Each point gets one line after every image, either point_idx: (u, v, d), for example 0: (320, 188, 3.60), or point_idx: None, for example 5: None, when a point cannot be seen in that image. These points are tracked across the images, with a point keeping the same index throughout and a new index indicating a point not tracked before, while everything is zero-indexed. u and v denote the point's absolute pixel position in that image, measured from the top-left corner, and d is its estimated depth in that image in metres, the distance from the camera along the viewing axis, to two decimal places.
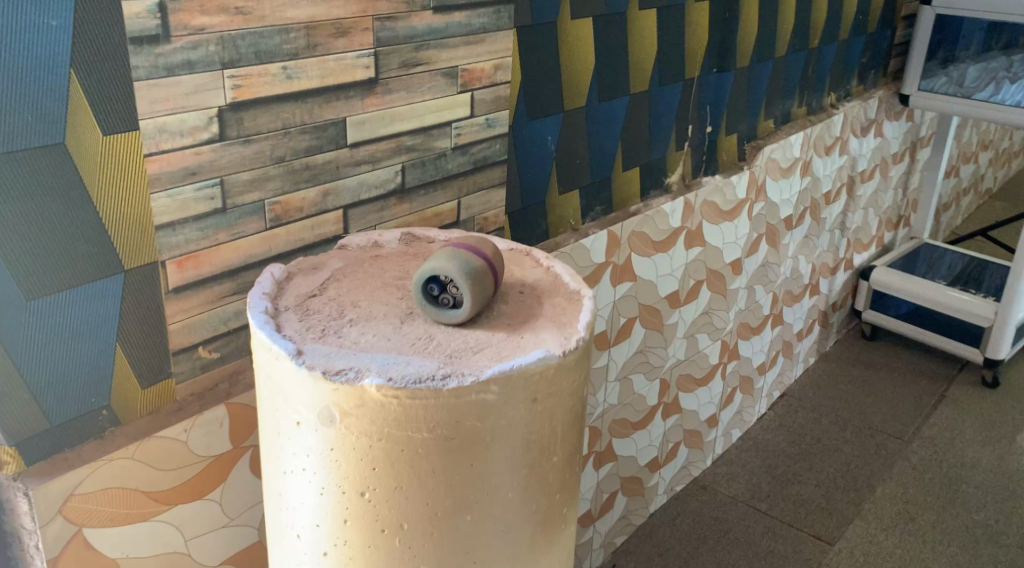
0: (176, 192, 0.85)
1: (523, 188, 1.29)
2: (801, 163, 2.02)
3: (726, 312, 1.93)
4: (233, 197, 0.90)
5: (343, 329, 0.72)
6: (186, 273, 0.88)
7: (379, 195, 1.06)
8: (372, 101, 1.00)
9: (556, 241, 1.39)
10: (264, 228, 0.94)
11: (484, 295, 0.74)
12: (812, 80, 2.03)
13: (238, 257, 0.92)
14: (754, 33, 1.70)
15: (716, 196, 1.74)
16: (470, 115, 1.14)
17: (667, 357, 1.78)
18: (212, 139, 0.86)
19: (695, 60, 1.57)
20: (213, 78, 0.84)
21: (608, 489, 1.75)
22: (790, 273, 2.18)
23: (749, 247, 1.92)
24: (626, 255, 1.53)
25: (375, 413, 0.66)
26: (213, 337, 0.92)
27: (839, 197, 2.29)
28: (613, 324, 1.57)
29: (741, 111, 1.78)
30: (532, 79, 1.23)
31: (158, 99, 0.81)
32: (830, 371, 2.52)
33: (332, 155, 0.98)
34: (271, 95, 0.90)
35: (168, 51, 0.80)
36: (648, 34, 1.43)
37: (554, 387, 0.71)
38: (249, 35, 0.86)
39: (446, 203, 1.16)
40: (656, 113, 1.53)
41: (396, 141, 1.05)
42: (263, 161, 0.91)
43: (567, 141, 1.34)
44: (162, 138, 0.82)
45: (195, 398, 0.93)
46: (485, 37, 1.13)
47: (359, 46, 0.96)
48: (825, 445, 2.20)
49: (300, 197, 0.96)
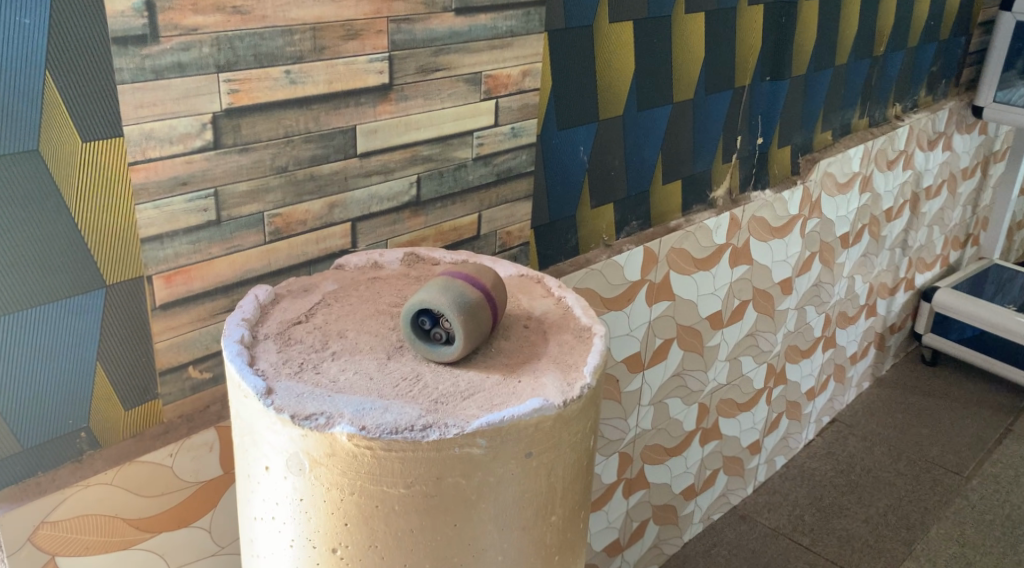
0: (165, 203, 0.79)
1: (552, 202, 1.22)
2: (860, 177, 1.90)
3: (773, 333, 1.82)
4: (229, 209, 0.84)
5: (323, 365, 0.65)
6: (175, 288, 0.82)
7: (391, 208, 0.99)
8: (385, 108, 0.94)
9: (587, 258, 1.31)
10: (263, 242, 0.88)
11: (480, 331, 0.66)
12: (876, 89, 1.90)
13: (234, 272, 0.86)
14: (813, 39, 1.59)
15: (765, 212, 1.63)
16: (494, 124, 1.07)
17: (707, 381, 1.68)
18: (206, 147, 0.80)
19: (747, 67, 1.47)
20: (207, 82, 0.78)
21: (639, 518, 1.66)
22: (845, 293, 2.06)
23: (800, 266, 1.81)
24: (663, 272, 1.44)
25: (348, 464, 0.58)
26: (205, 355, 0.87)
27: (901, 214, 2.16)
28: (647, 345, 1.48)
29: (797, 121, 1.67)
30: (564, 86, 1.15)
31: (144, 103, 0.75)
32: (884, 397, 2.38)
33: (340, 165, 0.92)
34: (272, 100, 0.83)
35: (156, 52, 0.74)
36: (696, 39, 1.34)
37: (553, 440, 0.63)
38: (247, 37, 0.79)
39: (466, 217, 1.09)
40: (702, 124, 1.43)
41: (411, 151, 0.98)
42: (263, 171, 0.85)
43: (602, 152, 1.25)
44: (149, 145, 0.77)
45: (184, 419, 0.87)
46: (512, 41, 1.05)
47: (372, 49, 0.90)
48: (876, 478, 2.07)
49: (304, 209, 0.90)
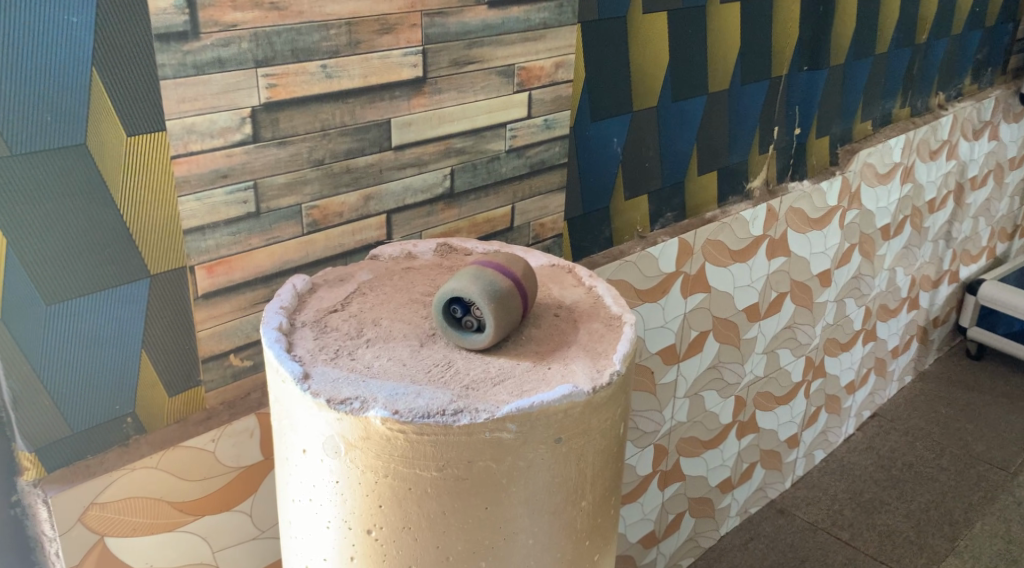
0: (206, 195, 0.81)
1: (586, 194, 1.22)
2: (901, 168, 1.87)
3: (811, 326, 1.81)
4: (268, 201, 0.86)
5: (357, 351, 0.67)
6: (216, 278, 0.85)
7: (425, 200, 1.01)
8: (419, 101, 0.95)
9: (621, 249, 1.31)
10: (301, 233, 0.90)
11: (511, 319, 0.67)
12: (918, 78, 1.87)
13: (272, 263, 0.88)
14: (852, 27, 1.57)
15: (804, 203, 1.62)
16: (528, 116, 1.08)
17: (744, 374, 1.67)
18: (245, 140, 0.82)
19: (783, 57, 1.46)
20: (246, 76, 0.80)
21: (675, 510, 1.66)
22: (886, 285, 2.03)
23: (839, 258, 1.79)
24: (698, 264, 1.44)
25: (382, 447, 0.60)
26: (245, 344, 0.89)
27: (944, 205, 2.12)
28: (683, 336, 1.48)
29: (836, 111, 1.65)
30: (598, 78, 1.16)
31: (186, 98, 0.78)
32: (928, 392, 2.34)
33: (375, 158, 0.93)
34: (309, 94, 0.85)
35: (197, 48, 0.77)
36: (732, 30, 1.33)
37: (583, 425, 0.63)
38: (285, 32, 0.81)
39: (499, 208, 1.10)
40: (739, 115, 1.43)
41: (445, 143, 1.00)
42: (300, 164, 0.87)
43: (636, 144, 1.26)
44: (190, 139, 0.79)
45: (225, 406, 0.90)
46: (546, 32, 1.06)
47: (406, 43, 0.91)
48: (918, 473, 2.04)
49: (340, 201, 0.92)
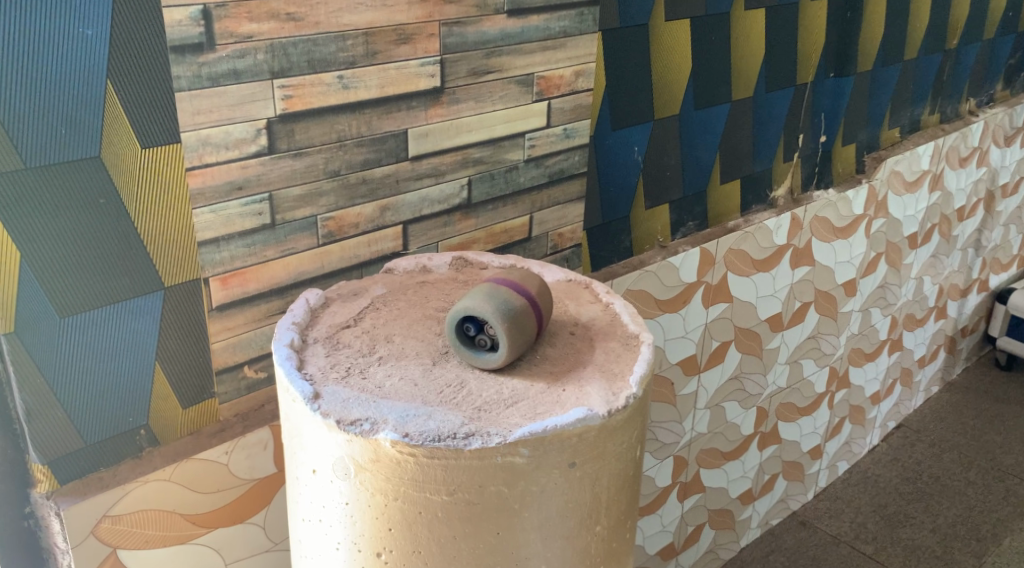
0: (221, 207, 0.81)
1: (605, 204, 1.20)
2: (930, 175, 1.83)
3: (836, 336, 1.78)
4: (283, 213, 0.86)
5: (369, 370, 0.66)
6: (231, 290, 0.84)
7: (442, 210, 1.00)
8: (436, 111, 0.94)
9: (641, 259, 1.29)
10: (317, 244, 0.90)
11: (525, 339, 0.66)
12: (948, 84, 1.83)
13: (287, 274, 0.88)
14: (880, 32, 1.54)
15: (828, 211, 1.59)
16: (547, 125, 1.07)
17: (766, 385, 1.65)
18: (261, 152, 0.82)
19: (809, 64, 1.44)
20: (262, 88, 0.80)
21: (694, 522, 1.64)
22: (913, 294, 1.99)
23: (865, 267, 1.76)
24: (720, 273, 1.42)
25: (391, 470, 0.59)
26: (259, 356, 0.89)
27: (974, 213, 2.09)
28: (703, 347, 1.46)
29: (863, 118, 1.62)
30: (619, 86, 1.14)
31: (201, 110, 0.77)
32: (955, 403, 2.30)
33: (391, 168, 0.93)
34: (325, 105, 0.85)
35: (213, 60, 0.76)
36: (756, 37, 1.31)
37: (598, 450, 0.62)
38: (301, 43, 0.81)
39: (517, 218, 1.09)
40: (763, 123, 1.40)
41: (462, 153, 0.99)
42: (316, 175, 0.87)
43: (657, 153, 1.24)
44: (205, 151, 0.78)
45: (239, 418, 0.89)
46: (566, 41, 1.04)
47: (424, 53, 0.90)
48: (945, 486, 2.00)
49: (356, 212, 0.92)
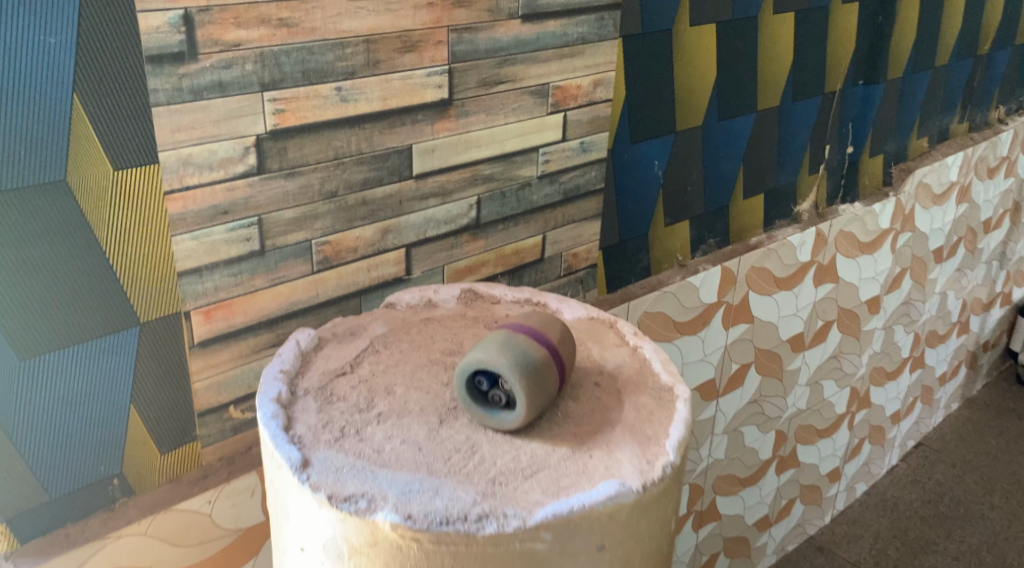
0: (204, 233, 0.73)
1: (623, 221, 1.12)
2: (958, 187, 1.75)
3: (858, 355, 1.69)
4: (274, 238, 0.78)
5: (367, 430, 0.58)
6: (215, 323, 0.76)
7: (449, 232, 0.92)
8: (444, 125, 0.86)
9: (659, 279, 1.21)
10: (311, 272, 0.82)
11: (545, 395, 0.58)
12: (978, 91, 1.75)
13: (278, 305, 0.80)
14: (912, 37, 1.46)
15: (855, 226, 1.51)
16: (562, 139, 0.99)
17: (786, 407, 1.57)
18: (249, 172, 0.74)
19: (838, 72, 1.36)
20: (250, 102, 0.72)
21: (709, 551, 1.56)
22: (937, 310, 1.91)
23: (889, 283, 1.68)
24: (741, 293, 1.34)
25: (391, 555, 0.51)
26: (246, 395, 0.81)
27: (999, 225, 2.00)
28: (722, 370, 1.38)
29: (892, 127, 1.54)
30: (640, 95, 1.06)
31: (182, 126, 0.69)
32: (976, 420, 2.22)
33: (394, 187, 0.85)
34: (321, 120, 0.77)
35: (195, 71, 0.68)
36: (784, 44, 1.23)
37: (630, 529, 0.54)
38: (294, 51, 0.73)
39: (529, 239, 1.01)
40: (790, 135, 1.32)
41: (471, 170, 0.91)
42: (311, 196, 0.79)
43: (678, 167, 1.16)
44: (186, 172, 0.70)
45: (223, 462, 0.81)
46: (584, 48, 0.96)
47: (430, 62, 0.82)
48: (968, 510, 1.93)
49: (355, 235, 0.83)
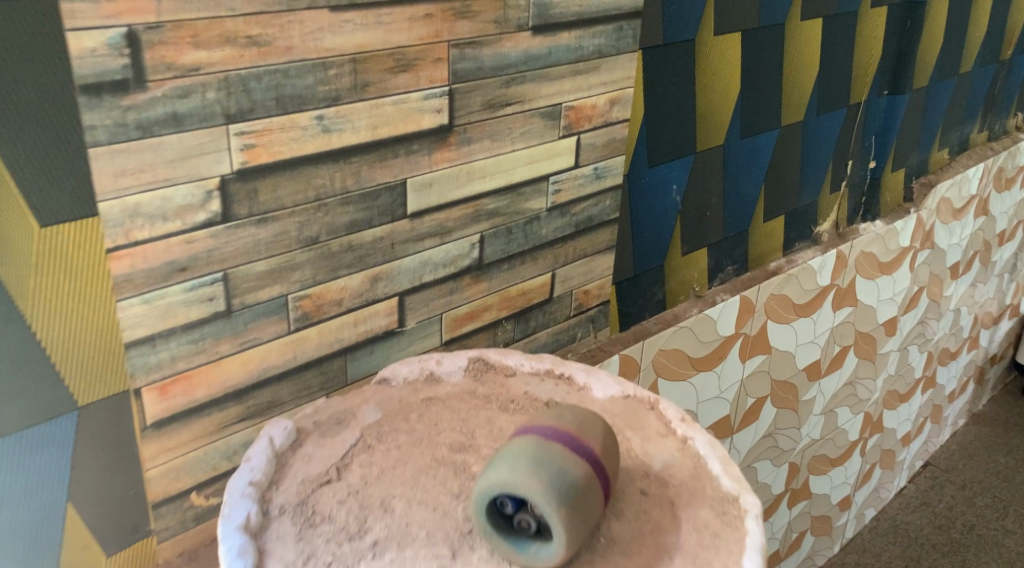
0: (157, 295, 0.60)
1: (638, 252, 1.00)
2: (977, 200, 1.65)
3: (873, 380, 1.59)
4: (242, 296, 0.65)
5: None
6: (171, 400, 0.64)
7: (448, 275, 0.79)
8: (443, 155, 0.74)
9: (675, 313, 1.09)
10: (287, 331, 0.69)
11: (586, 523, 0.48)
12: (998, 98, 1.65)
13: (248, 373, 0.68)
14: (939, 43, 1.35)
15: (875, 247, 1.40)
16: (574, 165, 0.87)
17: (800, 439, 1.47)
18: (212, 220, 0.61)
19: (864, 82, 1.24)
20: (213, 137, 0.59)
21: None
22: (950, 327, 1.82)
23: (906, 303, 1.58)
24: (759, 323, 1.22)
25: None
26: (211, 479, 0.69)
27: (1013, 236, 1.91)
28: (738, 406, 1.27)
29: (915, 139, 1.43)
30: (659, 113, 0.94)
31: (128, 169, 0.56)
32: (983, 437, 2.13)
33: (385, 229, 0.72)
34: (299, 155, 0.64)
35: (142, 102, 0.55)
36: (811, 54, 1.11)
37: None
38: (266, 75, 0.60)
39: (537, 278, 0.89)
40: (813, 151, 1.21)
41: (473, 205, 0.78)
42: (287, 245, 0.66)
43: (698, 191, 1.04)
44: (134, 225, 0.58)
45: (185, 558, 0.69)
46: (601, 63, 0.84)
47: (428, 83, 0.70)
48: (981, 536, 1.84)
49: (339, 286, 0.71)
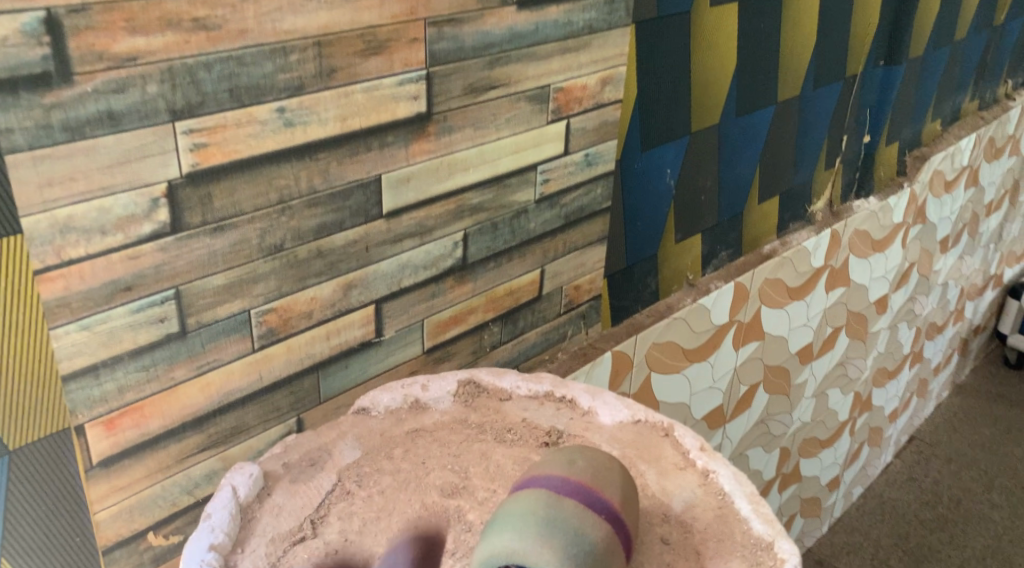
0: (98, 320, 0.53)
1: (631, 242, 0.94)
2: (968, 171, 1.60)
3: (863, 358, 1.55)
4: (198, 314, 0.57)
5: None
6: (120, 435, 0.57)
7: (428, 278, 0.72)
8: (421, 146, 0.66)
9: (668, 303, 1.03)
10: (251, 350, 0.62)
11: None
12: (990, 65, 1.60)
13: (207, 399, 0.60)
14: (935, 10, 1.28)
15: (869, 224, 1.35)
16: (564, 152, 0.79)
17: (791, 423, 1.42)
18: (160, 232, 0.53)
19: (860, 52, 1.18)
20: (157, 136, 0.51)
21: None
22: (937, 302, 1.78)
23: (897, 280, 1.53)
24: (753, 309, 1.17)
25: None
26: (170, 516, 0.62)
27: (1000, 207, 1.87)
28: (731, 395, 1.22)
29: (909, 111, 1.37)
30: (653, 92, 0.86)
31: (57, 178, 0.48)
32: (967, 409, 2.11)
33: (359, 232, 0.64)
34: (258, 153, 0.56)
35: (70, 99, 0.47)
36: (809, 24, 1.04)
37: None
38: (218, 64, 0.52)
39: (525, 275, 0.82)
40: (809, 127, 1.15)
41: (456, 200, 0.71)
42: (248, 255, 0.58)
43: (692, 174, 0.97)
44: (67, 241, 0.50)
45: None
46: (591, 39, 0.76)
47: (402, 67, 0.62)
48: (968, 511, 1.82)
49: (309, 297, 0.63)
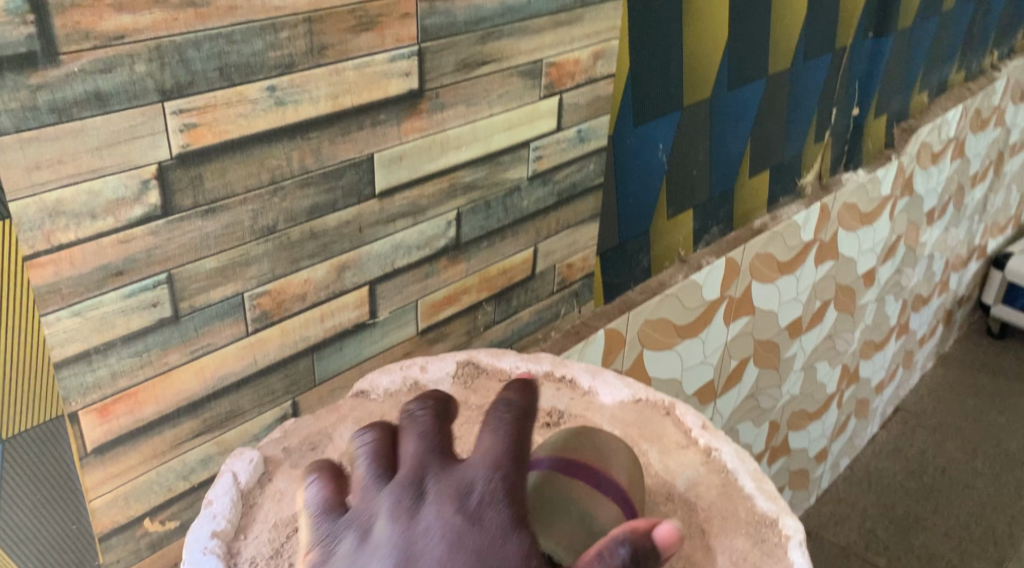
0: (89, 306, 0.52)
1: (624, 219, 0.93)
2: (954, 143, 1.60)
3: (851, 331, 1.56)
4: (190, 298, 0.56)
5: None
6: (114, 422, 0.56)
7: (422, 258, 0.71)
8: (414, 124, 0.65)
9: (660, 280, 1.03)
10: (244, 334, 0.61)
11: None
12: (976, 36, 1.59)
13: (201, 384, 0.59)
14: None
15: (858, 197, 1.35)
16: (557, 129, 0.78)
17: (780, 396, 1.43)
18: (151, 214, 0.52)
19: (850, 24, 1.17)
20: (146, 117, 0.50)
21: None
22: (923, 274, 1.79)
23: (885, 253, 1.54)
24: (744, 284, 1.17)
25: None
26: (166, 502, 0.61)
27: (984, 178, 1.88)
28: (722, 370, 1.22)
29: (897, 84, 1.37)
30: (645, 67, 0.85)
31: (44, 160, 0.47)
32: (950, 379, 2.13)
33: (352, 212, 0.64)
34: (249, 133, 0.55)
35: (56, 79, 0.46)
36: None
37: None
38: (208, 41, 0.50)
39: (518, 254, 0.81)
40: (799, 101, 1.14)
41: (449, 179, 0.70)
42: (240, 237, 0.57)
43: (684, 149, 0.96)
44: (56, 226, 0.49)
45: None
46: (584, 13, 0.75)
47: (394, 43, 0.60)
48: (953, 480, 1.85)
49: (302, 279, 0.62)
